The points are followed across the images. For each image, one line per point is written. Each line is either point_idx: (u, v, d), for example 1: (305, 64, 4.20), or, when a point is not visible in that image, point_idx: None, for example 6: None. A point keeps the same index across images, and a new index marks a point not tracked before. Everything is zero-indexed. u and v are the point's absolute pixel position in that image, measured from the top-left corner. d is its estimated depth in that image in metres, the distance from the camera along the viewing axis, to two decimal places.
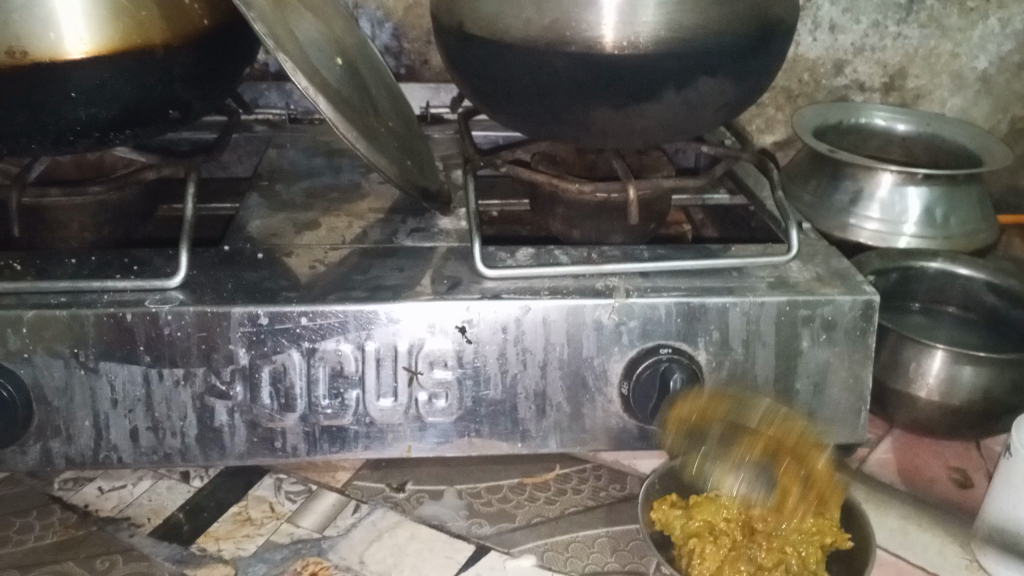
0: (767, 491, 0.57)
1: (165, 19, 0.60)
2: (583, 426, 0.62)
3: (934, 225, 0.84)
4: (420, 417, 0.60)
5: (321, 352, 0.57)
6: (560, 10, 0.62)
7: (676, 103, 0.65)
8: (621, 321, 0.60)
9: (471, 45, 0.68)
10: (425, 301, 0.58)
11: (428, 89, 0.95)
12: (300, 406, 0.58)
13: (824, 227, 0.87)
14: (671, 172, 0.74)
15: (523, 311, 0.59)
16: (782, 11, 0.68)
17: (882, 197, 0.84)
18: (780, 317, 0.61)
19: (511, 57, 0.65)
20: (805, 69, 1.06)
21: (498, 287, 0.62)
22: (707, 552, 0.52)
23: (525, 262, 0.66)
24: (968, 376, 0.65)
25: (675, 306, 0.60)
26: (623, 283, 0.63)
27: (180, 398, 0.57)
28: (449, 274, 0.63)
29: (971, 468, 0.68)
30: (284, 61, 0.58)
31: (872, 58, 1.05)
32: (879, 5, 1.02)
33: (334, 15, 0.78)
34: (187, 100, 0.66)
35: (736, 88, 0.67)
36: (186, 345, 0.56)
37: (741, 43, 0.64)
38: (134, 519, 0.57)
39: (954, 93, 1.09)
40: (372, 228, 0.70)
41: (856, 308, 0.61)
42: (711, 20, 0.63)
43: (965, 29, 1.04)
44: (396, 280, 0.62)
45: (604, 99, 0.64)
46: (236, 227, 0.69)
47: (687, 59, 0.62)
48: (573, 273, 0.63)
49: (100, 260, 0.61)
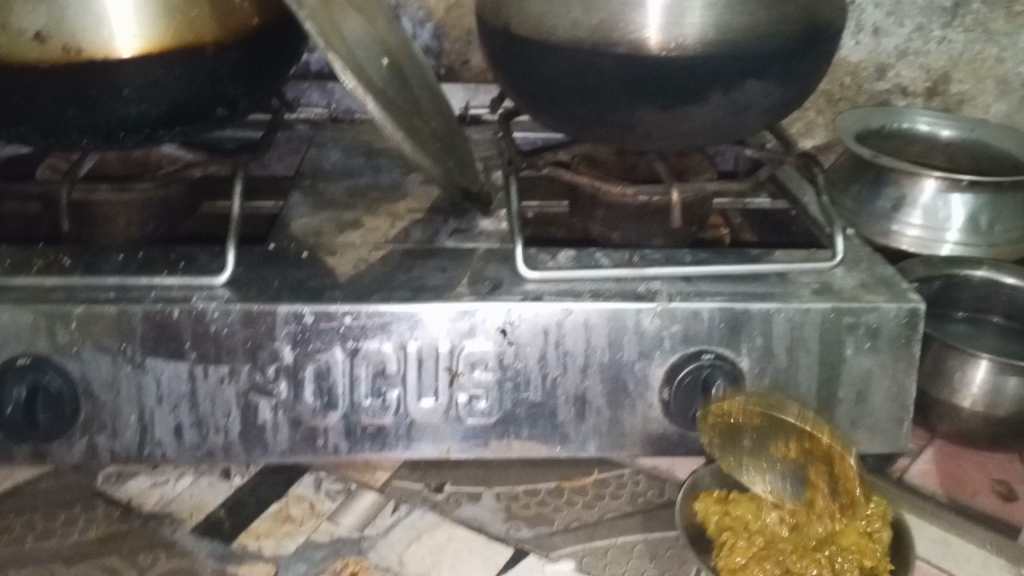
0: (798, 491, 0.58)
1: (216, 18, 0.60)
2: (622, 431, 0.61)
3: (978, 233, 0.83)
4: (460, 418, 0.60)
5: (364, 352, 0.57)
6: (607, 11, 0.61)
7: (722, 107, 0.64)
8: (663, 325, 0.59)
9: (515, 46, 0.67)
10: (467, 301, 0.58)
11: (467, 90, 0.95)
12: (342, 404, 0.58)
13: (866, 234, 0.85)
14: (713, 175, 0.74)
15: (564, 314, 0.59)
16: (833, 13, 0.66)
17: (926, 203, 0.83)
18: (824, 323, 0.60)
19: (556, 59, 0.64)
20: (848, 73, 1.04)
21: (539, 289, 0.62)
22: (737, 545, 0.55)
23: (567, 265, 0.65)
24: (1013, 386, 0.64)
25: (718, 311, 0.59)
26: (666, 287, 0.63)
27: (224, 395, 0.58)
28: (490, 275, 0.63)
29: (1015, 480, 0.67)
30: (333, 60, 0.58)
31: (916, 62, 1.04)
32: (924, 9, 1.00)
33: (376, 13, 0.78)
34: (234, 98, 0.66)
35: (784, 91, 0.66)
36: (231, 342, 0.56)
37: (791, 46, 0.63)
38: (176, 514, 0.58)
39: (1000, 99, 1.07)
40: (413, 228, 0.70)
41: (902, 316, 0.61)
42: (761, 22, 0.61)
43: (1012, 33, 1.02)
44: (438, 280, 0.62)
45: (651, 101, 0.63)
46: (279, 226, 0.69)
47: (736, 62, 0.61)
48: (614, 276, 0.63)
49: (147, 257, 0.62)
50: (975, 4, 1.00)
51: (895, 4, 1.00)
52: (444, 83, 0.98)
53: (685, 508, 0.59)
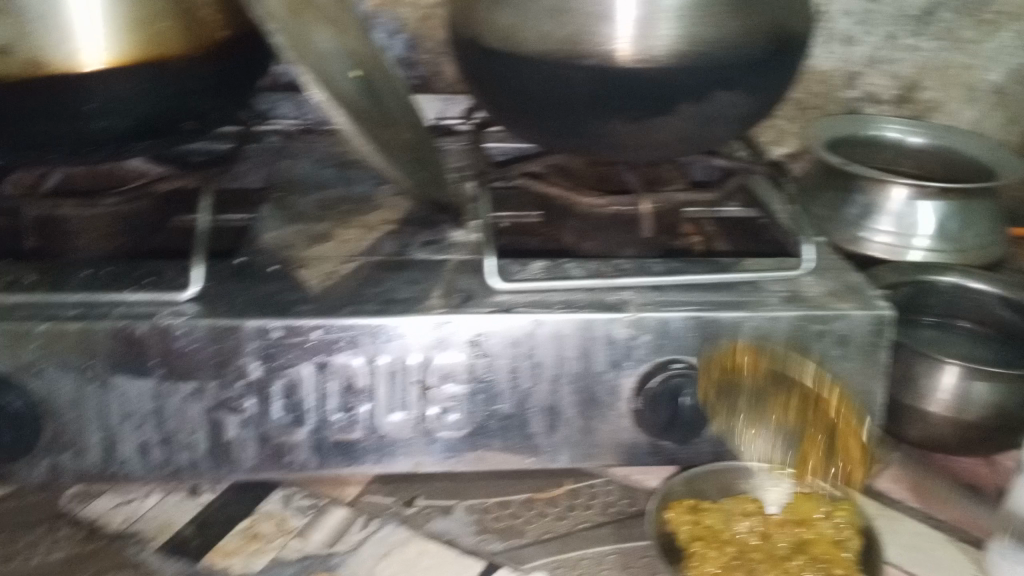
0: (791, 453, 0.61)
1: (184, 32, 0.60)
2: (593, 441, 0.61)
3: (947, 239, 0.83)
4: (431, 431, 0.60)
5: (333, 366, 0.57)
6: (577, 24, 0.61)
7: (691, 117, 0.65)
8: (633, 335, 0.59)
9: (486, 59, 0.67)
10: (438, 314, 0.58)
11: (440, 101, 0.95)
12: (311, 419, 0.58)
13: (835, 241, 0.86)
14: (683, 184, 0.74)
15: (535, 325, 0.59)
16: (801, 25, 0.67)
17: (894, 210, 0.84)
18: (793, 331, 0.61)
19: (527, 72, 0.64)
20: (818, 82, 1.05)
21: (510, 300, 0.62)
22: (710, 556, 0.55)
23: (537, 275, 0.65)
24: (980, 393, 0.64)
25: (689, 321, 0.59)
26: (636, 297, 0.63)
27: (191, 412, 0.57)
28: (461, 287, 0.63)
29: (983, 485, 0.67)
30: (300, 75, 0.58)
31: (885, 70, 1.05)
32: (893, 18, 1.01)
33: (347, 26, 0.78)
34: (204, 112, 0.66)
35: (753, 102, 0.66)
36: (198, 358, 0.56)
37: (759, 56, 0.64)
38: (142, 534, 0.57)
39: (968, 106, 1.08)
40: (384, 240, 0.70)
41: (870, 324, 0.61)
42: (729, 33, 0.62)
43: (979, 41, 1.03)
44: (408, 293, 0.62)
45: (621, 114, 0.63)
46: (248, 240, 0.69)
47: (704, 73, 0.62)
48: (585, 287, 0.63)
49: (113, 273, 0.61)
50: (943, 13, 1.01)
51: (864, 13, 1.01)
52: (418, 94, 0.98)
53: (655, 517, 0.58)
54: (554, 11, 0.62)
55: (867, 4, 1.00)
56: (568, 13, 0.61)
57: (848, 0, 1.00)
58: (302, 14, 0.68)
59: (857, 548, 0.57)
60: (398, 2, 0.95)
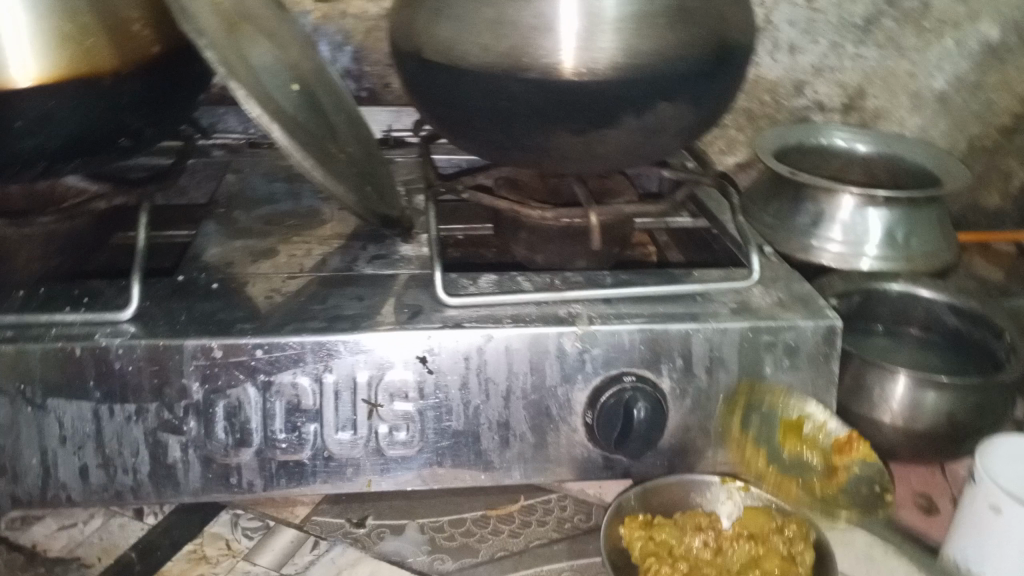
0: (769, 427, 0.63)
1: (113, 45, 0.58)
2: (546, 456, 0.61)
3: (895, 247, 0.84)
4: (380, 450, 0.58)
5: (278, 386, 0.56)
6: (517, 37, 0.62)
7: (635, 129, 0.65)
8: (583, 349, 0.59)
9: (429, 70, 0.67)
10: (386, 331, 0.57)
11: (388, 113, 0.94)
12: (256, 440, 0.57)
13: (786, 250, 0.87)
14: (633, 197, 0.74)
15: (486, 340, 0.58)
16: (741, 37, 0.68)
17: (843, 219, 0.84)
18: (743, 342, 0.60)
19: (467, 84, 0.64)
20: (766, 91, 1.06)
21: (460, 315, 0.61)
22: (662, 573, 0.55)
23: (488, 290, 0.64)
24: (931, 401, 0.65)
25: (638, 333, 0.59)
26: (586, 309, 0.63)
27: (132, 434, 0.56)
28: (410, 301, 0.62)
29: (936, 494, 0.69)
30: (235, 87, 0.58)
31: (831, 79, 1.06)
32: (837, 27, 1.03)
33: (291, 42, 0.77)
34: (138, 127, 0.64)
35: (695, 114, 0.67)
36: (138, 378, 0.55)
37: (699, 68, 0.64)
38: (83, 560, 0.55)
39: (914, 113, 1.10)
40: (332, 256, 0.69)
41: (819, 333, 0.61)
42: (668, 45, 0.62)
43: (922, 49, 1.05)
44: (355, 309, 0.61)
45: (563, 125, 0.63)
46: (192, 257, 0.67)
47: (645, 85, 0.62)
48: (534, 301, 0.63)
49: (49, 293, 0.59)
50: (886, 21, 1.03)
51: (808, 22, 1.02)
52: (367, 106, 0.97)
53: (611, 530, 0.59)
54: (494, 24, 0.62)
55: (811, 13, 1.02)
56: (508, 25, 0.62)
57: (793, 9, 1.01)
58: (241, 28, 0.67)
59: (812, 562, 0.56)
60: (346, 13, 0.94)
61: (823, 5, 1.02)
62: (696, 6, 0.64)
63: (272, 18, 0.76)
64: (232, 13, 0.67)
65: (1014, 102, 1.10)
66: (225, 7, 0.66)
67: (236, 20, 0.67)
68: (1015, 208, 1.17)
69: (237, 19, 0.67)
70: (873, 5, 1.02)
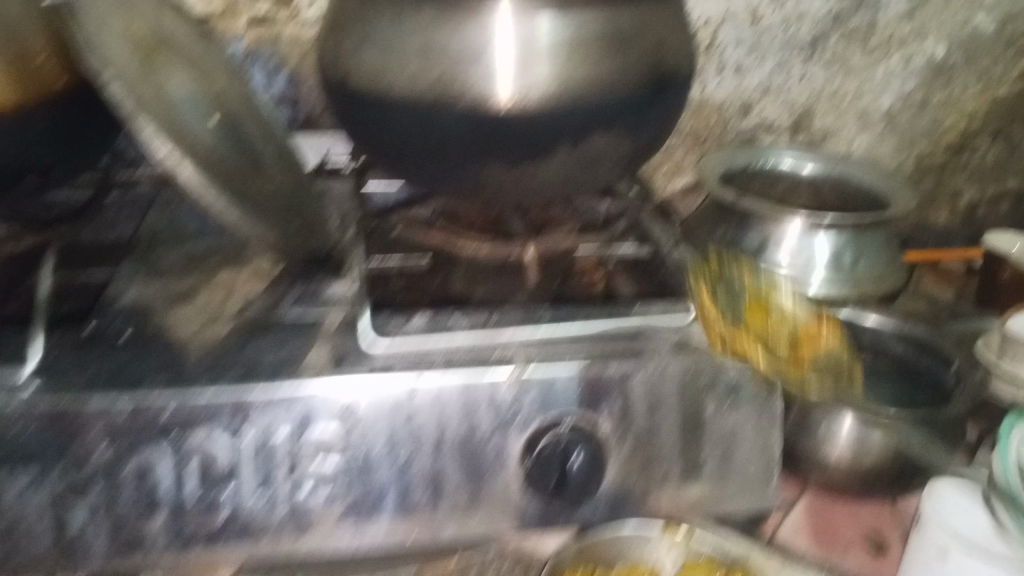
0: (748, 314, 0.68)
1: (11, 80, 0.55)
2: (483, 508, 0.57)
3: (843, 271, 0.82)
4: (301, 508, 0.54)
5: (191, 442, 0.53)
6: (447, 63, 0.58)
7: (570, 159, 0.62)
8: (519, 392, 0.57)
9: (354, 98, 0.63)
10: (310, 381, 0.55)
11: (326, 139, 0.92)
12: (168, 503, 0.53)
13: (733, 278, 0.84)
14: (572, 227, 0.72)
15: (411, 394, 0.56)
16: (681, 59, 0.65)
17: (791, 244, 0.82)
18: (683, 380, 0.59)
19: (396, 113, 0.61)
20: (713, 112, 1.04)
21: (390, 359, 0.58)
22: None
23: (416, 331, 0.61)
24: (877, 439, 0.64)
25: (574, 375, 0.57)
26: (521, 350, 0.60)
27: (32, 503, 0.52)
28: (337, 348, 0.59)
29: (886, 530, 0.66)
30: (145, 123, 0.54)
31: (778, 98, 1.05)
32: (783, 46, 1.01)
33: (211, 66, 0.73)
34: (47, 164, 0.61)
35: (634, 142, 0.64)
36: (39, 440, 0.52)
37: (638, 96, 0.61)
38: None
39: (862, 132, 1.09)
40: (254, 303, 0.66)
41: (758, 367, 0.61)
42: (606, 72, 0.59)
43: (868, 67, 1.04)
44: (275, 359, 0.58)
45: (496, 156, 0.61)
46: (106, 302, 0.65)
47: (581, 115, 0.60)
48: (467, 342, 0.60)
49: None
50: (833, 39, 1.02)
51: (755, 41, 1.00)
52: (302, 134, 0.93)
53: None
54: (420, 51, 0.58)
55: (758, 33, 1.00)
56: (435, 52, 0.58)
57: (739, 29, 0.99)
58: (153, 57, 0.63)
59: None
60: (277, 37, 0.90)
61: (770, 25, 1.00)
62: (636, 30, 0.60)
63: (189, 41, 0.72)
64: (146, 43, 0.63)
65: (960, 119, 1.09)
66: (138, 37, 0.62)
67: (149, 50, 0.63)
68: (961, 225, 1.16)
69: (150, 48, 0.64)
70: (820, 23, 1.01)
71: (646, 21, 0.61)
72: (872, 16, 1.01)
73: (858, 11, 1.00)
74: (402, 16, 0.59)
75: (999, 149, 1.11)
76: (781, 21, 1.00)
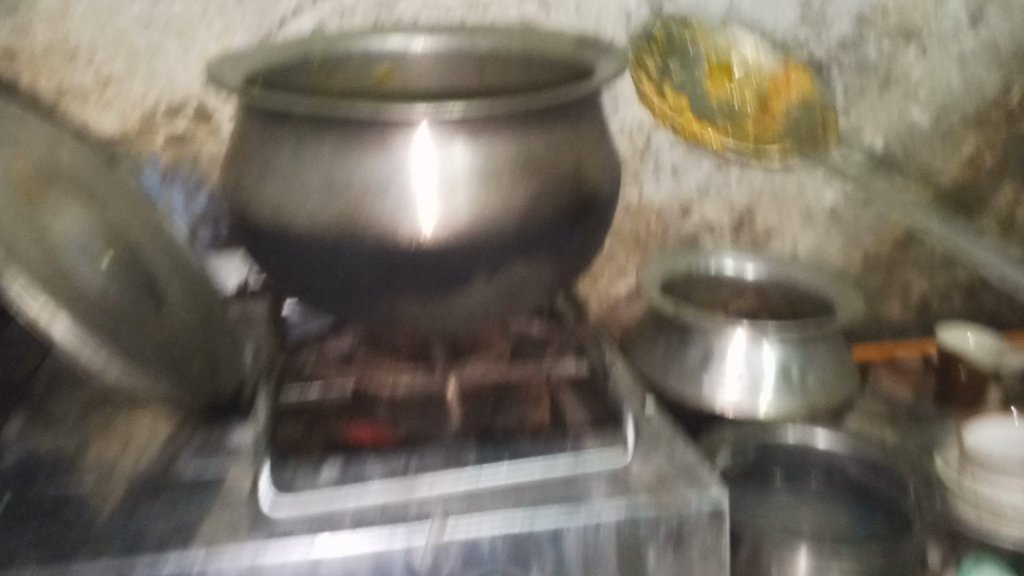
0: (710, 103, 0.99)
1: None
2: None
3: (792, 386, 0.80)
4: None
5: None
6: (350, 197, 0.54)
7: (487, 290, 0.58)
8: (437, 560, 0.52)
9: (255, 232, 0.58)
10: (200, 560, 0.50)
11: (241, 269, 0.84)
12: None
13: (679, 394, 0.82)
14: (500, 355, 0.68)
15: (315, 568, 0.50)
16: (601, 178, 0.62)
17: (737, 358, 0.80)
18: (619, 535, 0.54)
19: (298, 250, 0.56)
20: (652, 214, 1.02)
21: (292, 524, 0.52)
22: None
23: (326, 487, 0.56)
24: None
25: (499, 537, 0.52)
26: (443, 503, 0.55)
27: None
28: (235, 511, 0.54)
29: None
30: (15, 278, 0.49)
31: (718, 199, 1.02)
32: (719, 146, 0.99)
33: (112, 193, 0.68)
34: None
35: (556, 268, 0.60)
36: None
37: (556, 222, 0.58)
38: None
39: (806, 229, 1.07)
40: (150, 453, 0.60)
41: (705, 517, 0.55)
42: (519, 200, 0.56)
43: (808, 164, 1.03)
44: (163, 532, 0.52)
45: (408, 291, 0.57)
46: None
47: (496, 246, 0.56)
48: (382, 497, 0.55)
49: None
50: (770, 137, 1.00)
51: (690, 142, 0.99)
52: (221, 255, 0.85)
53: None
54: (321, 182, 0.55)
55: (692, 133, 0.98)
56: (337, 183, 0.54)
57: (674, 130, 0.97)
58: (44, 191, 0.59)
59: None
60: None
61: (704, 125, 0.98)
62: (550, 154, 0.57)
63: (90, 167, 0.67)
64: (38, 178, 0.59)
65: None
66: (29, 173, 0.58)
67: (39, 185, 0.59)
68: (916, 320, 1.14)
69: (43, 183, 0.60)
70: (755, 122, 0.99)
71: (561, 144, 0.58)
72: (808, 112, 1.00)
73: (793, 108, 0.99)
74: (301, 146, 0.55)
75: (946, 242, 1.09)
76: (716, 121, 0.98)
